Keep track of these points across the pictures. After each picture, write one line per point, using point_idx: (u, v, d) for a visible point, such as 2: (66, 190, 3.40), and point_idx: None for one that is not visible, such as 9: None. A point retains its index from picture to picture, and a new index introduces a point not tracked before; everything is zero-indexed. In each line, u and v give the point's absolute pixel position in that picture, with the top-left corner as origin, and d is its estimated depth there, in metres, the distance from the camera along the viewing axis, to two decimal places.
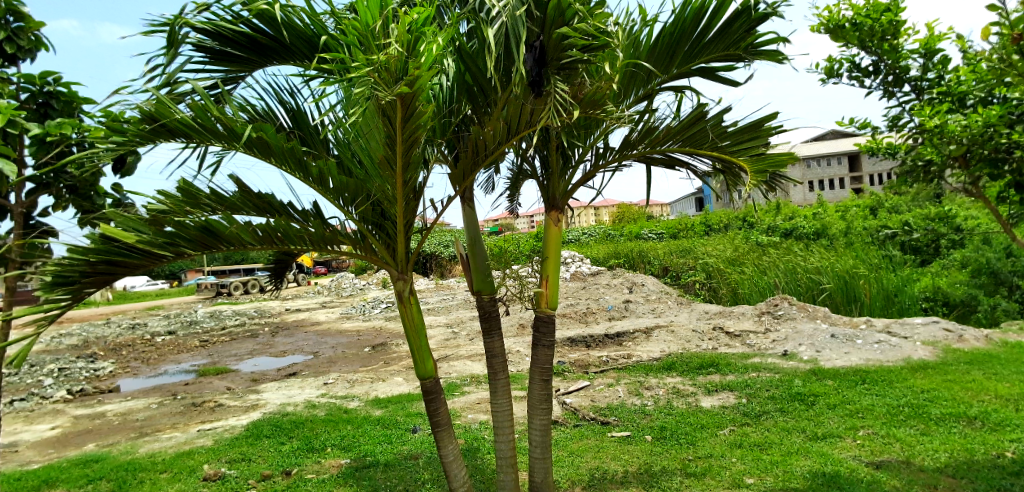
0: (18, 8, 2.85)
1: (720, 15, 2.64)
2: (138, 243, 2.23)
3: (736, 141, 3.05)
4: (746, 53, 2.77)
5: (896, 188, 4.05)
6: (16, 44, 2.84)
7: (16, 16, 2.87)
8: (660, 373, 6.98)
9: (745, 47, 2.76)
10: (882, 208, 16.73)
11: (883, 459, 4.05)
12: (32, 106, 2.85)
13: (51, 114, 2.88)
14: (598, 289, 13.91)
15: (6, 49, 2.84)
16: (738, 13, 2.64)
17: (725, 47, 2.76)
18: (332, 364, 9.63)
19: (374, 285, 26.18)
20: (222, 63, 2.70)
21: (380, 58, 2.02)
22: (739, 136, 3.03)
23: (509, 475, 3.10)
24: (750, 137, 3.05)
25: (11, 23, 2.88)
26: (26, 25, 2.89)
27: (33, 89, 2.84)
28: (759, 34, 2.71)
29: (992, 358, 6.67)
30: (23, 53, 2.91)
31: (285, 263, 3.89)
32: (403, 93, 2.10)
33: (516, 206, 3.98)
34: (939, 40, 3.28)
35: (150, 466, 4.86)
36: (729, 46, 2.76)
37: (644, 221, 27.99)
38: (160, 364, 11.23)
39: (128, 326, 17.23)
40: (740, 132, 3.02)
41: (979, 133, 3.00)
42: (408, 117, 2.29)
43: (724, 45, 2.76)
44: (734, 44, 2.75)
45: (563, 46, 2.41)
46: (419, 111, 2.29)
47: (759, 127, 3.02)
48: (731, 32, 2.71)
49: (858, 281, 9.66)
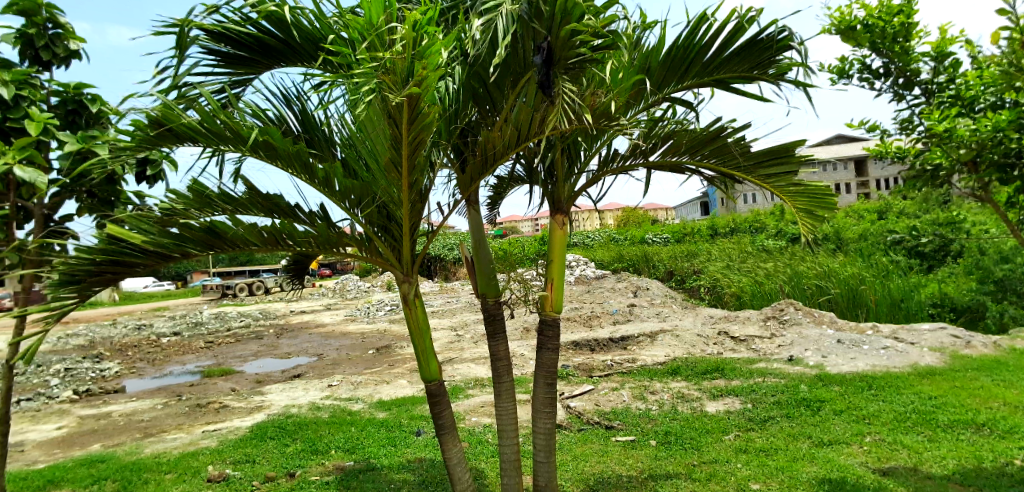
0: (56, 17, 2.94)
1: (742, 33, 2.63)
2: (145, 243, 2.26)
3: (763, 162, 3.07)
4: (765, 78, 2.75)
5: (904, 192, 4.03)
6: (52, 51, 2.92)
7: (53, 24, 2.95)
8: (664, 377, 6.97)
9: (767, 71, 2.74)
10: (888, 214, 16.63)
11: (889, 465, 4.02)
12: (62, 113, 2.92)
13: (81, 122, 2.95)
14: (603, 293, 13.90)
15: (42, 56, 2.92)
16: (760, 36, 2.64)
17: (746, 69, 2.75)
18: (337, 366, 9.65)
19: (378, 287, 26.24)
20: (230, 65, 2.73)
21: (380, 59, 2.05)
22: (758, 156, 3.05)
23: (513, 479, 3.09)
24: (775, 161, 3.08)
25: (49, 30, 2.96)
26: (63, 34, 2.98)
27: (66, 95, 2.91)
28: (781, 64, 2.70)
29: (1001, 365, 6.61)
30: (57, 61, 2.98)
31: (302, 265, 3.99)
32: (408, 90, 2.10)
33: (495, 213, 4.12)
34: (950, 43, 3.29)
35: (154, 466, 4.87)
36: (751, 69, 2.75)
37: (649, 226, 27.97)
38: (165, 365, 11.26)
39: (134, 327, 17.31)
40: (762, 154, 3.04)
41: (988, 137, 3.05)
42: (413, 117, 2.29)
43: (745, 65, 2.74)
44: (757, 67, 2.74)
45: (569, 44, 2.42)
46: (425, 110, 2.28)
47: (784, 151, 3.05)
48: (754, 53, 2.70)
49: (863, 287, 9.63)
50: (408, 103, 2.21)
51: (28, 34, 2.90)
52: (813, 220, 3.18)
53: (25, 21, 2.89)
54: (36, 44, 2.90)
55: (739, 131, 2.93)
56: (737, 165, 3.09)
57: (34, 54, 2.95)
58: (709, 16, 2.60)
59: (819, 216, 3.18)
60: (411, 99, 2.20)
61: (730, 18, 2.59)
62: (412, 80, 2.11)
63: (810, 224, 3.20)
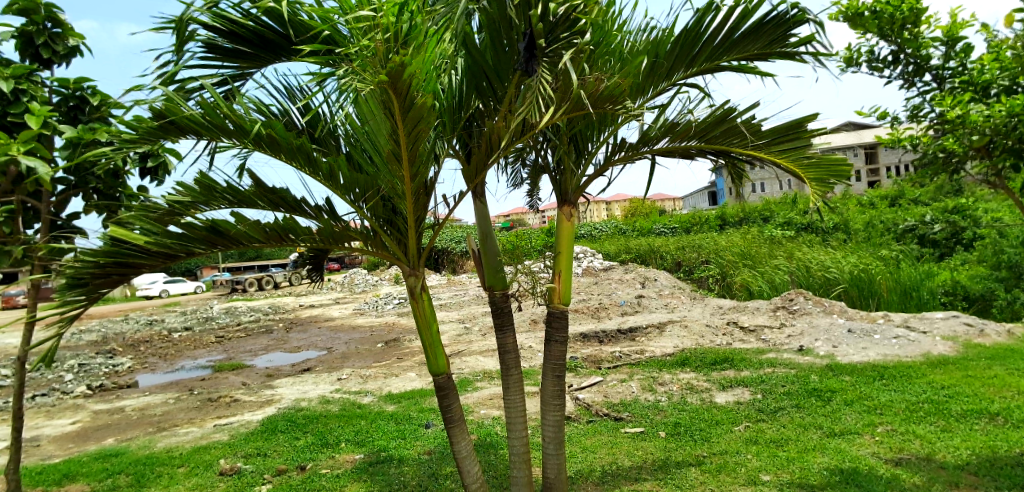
0: (56, 16, 3.04)
1: (753, 13, 2.59)
2: (147, 243, 2.25)
3: (777, 140, 3.03)
4: (783, 52, 2.72)
5: (915, 180, 3.96)
6: (51, 49, 3.04)
7: (54, 23, 3.06)
8: (673, 369, 6.94)
9: (780, 47, 2.72)
10: (900, 202, 16.47)
11: (902, 456, 3.99)
12: (64, 108, 3.04)
13: (83, 116, 3.08)
14: (610, 284, 13.89)
15: (42, 53, 3.03)
16: (772, 15, 2.61)
17: (762, 46, 2.73)
18: (345, 360, 9.69)
19: (385, 281, 26.30)
20: (231, 60, 2.72)
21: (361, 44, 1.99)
22: (770, 134, 3.01)
23: (522, 472, 3.08)
24: (787, 138, 3.03)
25: (50, 29, 3.08)
26: (63, 32, 3.09)
27: (66, 92, 3.03)
28: (798, 37, 2.67)
29: (1014, 353, 6.54)
30: (57, 58, 3.10)
31: (316, 260, 3.99)
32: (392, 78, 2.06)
33: (535, 200, 3.90)
34: (960, 28, 3.24)
35: (166, 460, 4.91)
36: (766, 46, 2.73)
37: (656, 217, 27.89)
38: (177, 360, 11.36)
39: (146, 322, 17.48)
40: (774, 132, 3.00)
41: (1003, 123, 2.94)
42: (406, 107, 2.25)
43: (760, 44, 2.72)
44: (773, 44, 2.71)
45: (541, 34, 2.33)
46: (419, 100, 2.24)
47: (797, 127, 2.99)
48: (765, 32, 2.68)
49: (874, 277, 9.51)
50: (392, 91, 2.17)
51: (27, 33, 3.01)
52: (824, 190, 3.08)
53: (24, 20, 3.00)
54: (37, 42, 3.02)
55: (749, 110, 2.89)
56: (749, 144, 3.05)
57: (35, 54, 3.07)
58: (716, 3, 2.58)
59: (832, 186, 3.06)
60: (393, 85, 2.14)
61: (737, 3, 2.57)
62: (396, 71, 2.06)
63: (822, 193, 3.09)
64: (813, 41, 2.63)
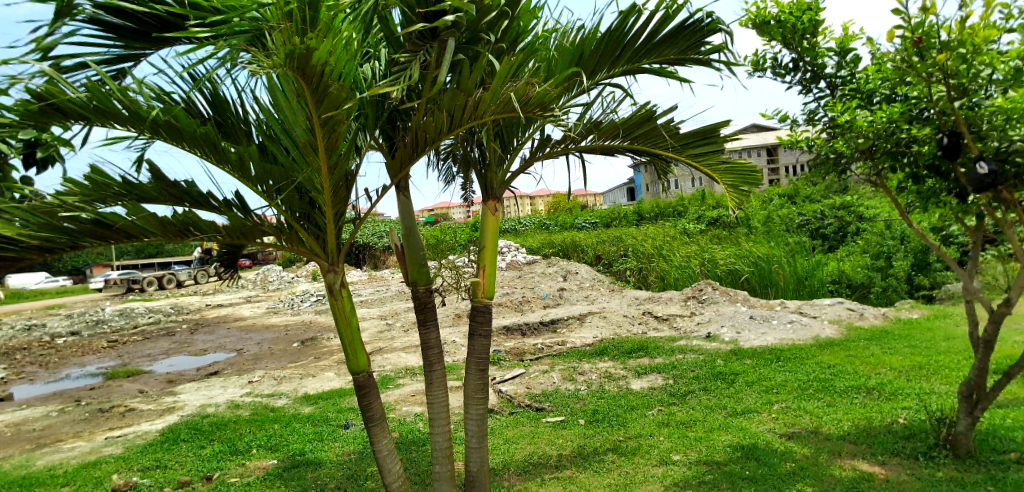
0: None
1: (672, 18, 2.74)
2: (23, 235, 2.08)
3: (697, 142, 3.22)
4: (698, 58, 2.89)
5: (809, 178, 4.32)
6: None
7: None
8: (592, 358, 7.18)
9: (695, 52, 2.88)
10: (797, 198, 17.77)
11: (793, 430, 4.35)
12: None
13: None
14: (533, 278, 14.13)
15: None
16: (689, 21, 2.77)
17: (680, 51, 2.89)
18: (257, 362, 9.30)
19: (302, 278, 25.39)
20: (120, 39, 2.56)
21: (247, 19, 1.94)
22: (687, 137, 3.19)
23: (444, 466, 3.11)
24: (703, 142, 3.23)
25: None
26: None
27: None
28: (710, 45, 2.85)
29: (889, 334, 7.27)
30: None
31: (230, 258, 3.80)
32: (298, 62, 2.00)
33: (467, 193, 3.87)
34: (851, 40, 3.56)
35: (50, 480, 4.55)
36: (682, 51, 2.89)
37: (577, 211, 28.55)
38: (64, 368, 10.48)
39: (27, 327, 15.97)
40: (692, 134, 3.19)
41: (884, 129, 3.36)
42: (320, 95, 2.20)
43: (678, 49, 2.87)
44: (689, 49, 2.87)
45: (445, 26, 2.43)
46: (332, 89, 2.20)
47: (710, 132, 3.21)
48: (682, 37, 2.84)
49: (773, 268, 10.25)
50: (303, 78, 2.11)
51: None
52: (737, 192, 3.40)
53: None
54: None
55: (667, 112, 3.06)
56: (667, 146, 3.22)
57: None
58: (639, 6, 2.71)
59: (745, 192, 3.39)
60: (300, 70, 2.06)
61: (658, 7, 2.71)
62: (304, 54, 1.99)
63: (737, 199, 3.42)
64: (724, 49, 2.82)
